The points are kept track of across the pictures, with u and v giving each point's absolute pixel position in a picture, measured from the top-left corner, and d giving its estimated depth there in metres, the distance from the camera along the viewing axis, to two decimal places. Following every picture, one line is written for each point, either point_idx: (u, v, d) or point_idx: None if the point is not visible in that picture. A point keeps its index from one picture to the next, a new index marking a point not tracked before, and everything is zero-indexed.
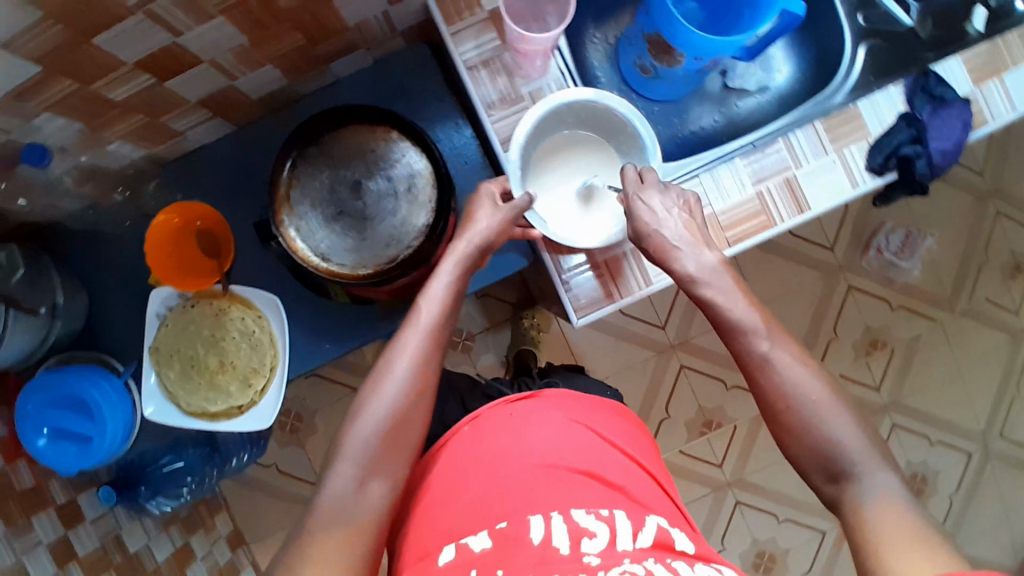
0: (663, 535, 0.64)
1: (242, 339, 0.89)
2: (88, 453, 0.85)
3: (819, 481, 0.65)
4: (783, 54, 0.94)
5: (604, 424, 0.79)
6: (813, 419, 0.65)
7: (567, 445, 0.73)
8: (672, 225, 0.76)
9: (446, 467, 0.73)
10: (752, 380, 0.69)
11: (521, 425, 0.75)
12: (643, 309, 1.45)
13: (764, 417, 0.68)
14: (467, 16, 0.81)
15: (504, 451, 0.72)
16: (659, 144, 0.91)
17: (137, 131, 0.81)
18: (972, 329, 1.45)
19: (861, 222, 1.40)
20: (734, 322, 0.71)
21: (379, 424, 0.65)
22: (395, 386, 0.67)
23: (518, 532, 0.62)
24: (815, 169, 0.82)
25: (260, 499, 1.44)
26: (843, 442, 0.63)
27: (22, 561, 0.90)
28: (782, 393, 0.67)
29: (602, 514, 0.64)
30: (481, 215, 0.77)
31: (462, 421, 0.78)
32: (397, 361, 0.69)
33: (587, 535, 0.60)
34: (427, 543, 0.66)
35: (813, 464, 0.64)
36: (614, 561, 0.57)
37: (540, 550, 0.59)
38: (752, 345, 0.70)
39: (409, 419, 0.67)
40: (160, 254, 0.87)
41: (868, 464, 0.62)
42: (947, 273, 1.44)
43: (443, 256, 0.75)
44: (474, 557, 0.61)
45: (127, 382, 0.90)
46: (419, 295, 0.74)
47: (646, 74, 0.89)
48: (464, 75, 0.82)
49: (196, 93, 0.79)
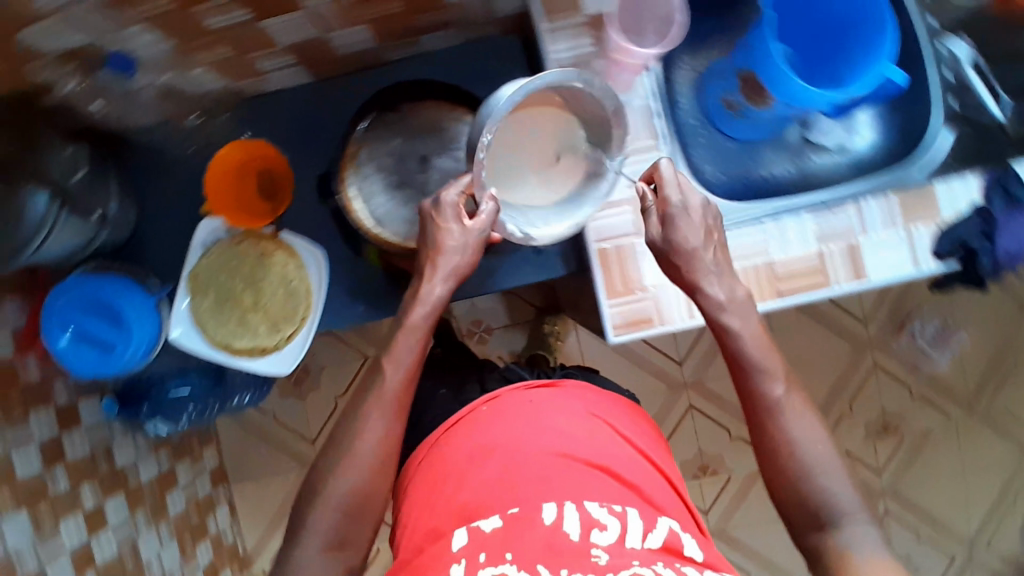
0: (672, 539, 0.68)
1: (281, 284, 0.90)
2: (107, 360, 0.85)
3: (805, 526, 0.71)
4: (871, 117, 0.92)
5: (623, 422, 0.82)
6: (813, 464, 0.71)
7: (581, 437, 0.76)
8: (708, 250, 0.75)
9: (459, 444, 0.77)
10: (761, 420, 0.74)
11: (538, 413, 0.78)
12: (665, 341, 1.44)
13: (764, 456, 0.74)
14: (569, 16, 0.80)
15: (522, 439, 0.75)
16: (727, 181, 0.90)
17: (222, 62, 0.80)
18: (985, 434, 1.43)
19: (900, 304, 1.38)
20: (751, 361, 0.74)
21: (344, 494, 0.74)
22: (358, 458, 0.74)
23: (530, 515, 0.67)
24: (882, 240, 0.81)
25: (257, 445, 1.50)
26: (835, 493, 0.70)
27: (11, 453, 0.93)
28: (789, 439, 0.72)
29: (613, 509, 0.68)
30: (449, 239, 0.77)
31: (479, 401, 0.82)
32: (363, 432, 0.75)
33: (598, 526, 0.66)
34: (438, 519, 0.71)
35: (805, 515, 0.71)
36: (623, 561, 0.63)
37: (548, 532, 0.65)
38: (767, 387, 0.74)
39: (374, 483, 0.75)
40: (217, 184, 0.89)
41: (855, 516, 0.69)
42: (973, 374, 1.42)
43: (413, 303, 0.79)
44: (484, 537, 0.66)
45: (161, 300, 0.91)
46: (386, 354, 0.79)
47: (731, 110, 0.87)
48: (553, 73, 0.81)
49: (288, 37, 0.78)
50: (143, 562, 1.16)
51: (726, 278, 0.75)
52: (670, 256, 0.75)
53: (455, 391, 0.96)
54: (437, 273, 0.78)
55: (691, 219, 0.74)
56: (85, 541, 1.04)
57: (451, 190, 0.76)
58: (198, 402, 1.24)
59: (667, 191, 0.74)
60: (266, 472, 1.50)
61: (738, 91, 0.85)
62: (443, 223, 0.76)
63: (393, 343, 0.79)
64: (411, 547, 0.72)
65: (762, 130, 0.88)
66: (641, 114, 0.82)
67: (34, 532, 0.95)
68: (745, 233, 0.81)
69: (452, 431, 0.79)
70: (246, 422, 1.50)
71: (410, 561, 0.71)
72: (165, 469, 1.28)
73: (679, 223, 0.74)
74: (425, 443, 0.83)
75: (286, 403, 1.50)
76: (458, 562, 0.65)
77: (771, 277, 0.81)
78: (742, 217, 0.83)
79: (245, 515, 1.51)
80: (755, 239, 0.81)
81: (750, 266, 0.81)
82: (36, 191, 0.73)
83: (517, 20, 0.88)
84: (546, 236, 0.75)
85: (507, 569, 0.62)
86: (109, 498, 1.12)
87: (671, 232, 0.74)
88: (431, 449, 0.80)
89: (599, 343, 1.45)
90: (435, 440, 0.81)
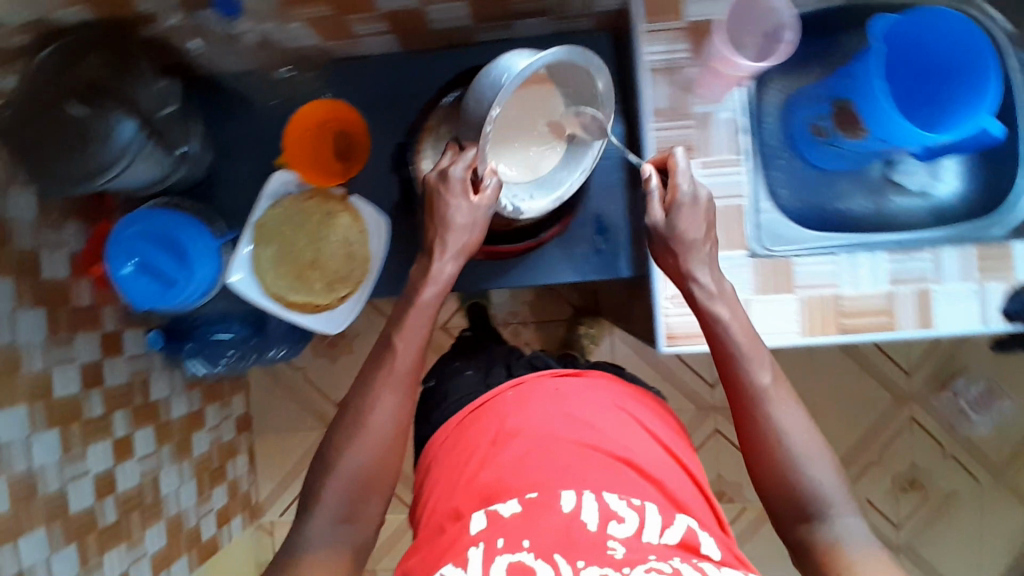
0: (690, 535, 0.66)
1: (342, 245, 0.91)
2: (166, 294, 0.87)
3: (790, 518, 0.69)
4: (959, 167, 0.88)
5: (652, 420, 0.79)
6: (800, 454, 0.68)
7: (608, 428, 0.74)
8: (707, 243, 0.74)
9: (484, 426, 0.77)
10: (747, 409, 0.71)
11: (566, 402, 0.77)
12: (701, 362, 1.43)
13: (751, 446, 0.71)
14: (669, 19, 0.79)
15: (547, 425, 0.73)
16: (801, 207, 0.88)
17: (319, 21, 0.81)
18: (1014, 507, 1.38)
19: (949, 361, 1.35)
20: (735, 349, 0.72)
21: (356, 465, 0.73)
22: (368, 431, 0.73)
23: (549, 502, 0.65)
24: (955, 291, 0.80)
25: (285, 399, 1.55)
26: (822, 484, 0.67)
27: (50, 371, 0.98)
28: (775, 429, 0.69)
29: (633, 501, 0.66)
30: (457, 215, 0.75)
31: (506, 385, 0.82)
32: (373, 410, 0.74)
33: (616, 518, 0.64)
34: (460, 500, 0.70)
35: (788, 507, 0.68)
36: (639, 556, 0.61)
37: (566, 520, 0.63)
38: (751, 374, 0.71)
39: (386, 459, 0.74)
40: (297, 137, 0.91)
41: (842, 507, 0.67)
42: (1014, 444, 1.37)
43: (423, 281, 0.77)
44: (503, 522, 0.65)
45: (226, 244, 0.93)
46: (396, 330, 0.77)
47: (818, 136, 0.87)
48: (643, 75, 0.80)
49: (387, 5, 0.79)
50: (161, 496, 1.20)
51: (715, 268, 0.75)
52: (668, 241, 0.74)
53: (481, 374, 0.94)
54: (449, 250, 0.76)
55: (694, 209, 0.73)
56: (110, 467, 1.08)
57: (457, 166, 0.74)
58: (239, 348, 1.27)
59: (679, 179, 0.73)
60: (290, 428, 1.56)
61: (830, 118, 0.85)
62: (451, 198, 0.75)
63: (403, 318, 0.77)
64: (434, 525, 0.72)
65: (845, 162, 0.88)
66: (727, 128, 0.80)
67: (62, 451, 0.99)
68: (818, 263, 0.80)
69: (478, 414, 0.79)
70: (278, 374, 1.55)
71: (432, 541, 0.70)
72: (195, 408, 1.33)
73: (679, 211, 0.73)
74: (447, 427, 0.82)
75: (317, 363, 1.54)
76: (476, 546, 0.63)
77: (832, 310, 0.80)
78: (815, 245, 0.82)
79: (263, 465, 1.57)
80: (825, 270, 0.80)
81: (817, 296, 0.80)
82: (123, 118, 0.76)
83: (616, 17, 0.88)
84: (535, 208, 0.79)
85: (524, 557, 0.60)
86: (139, 429, 1.16)
87: (671, 218, 0.73)
88: (456, 430, 0.80)
89: (633, 352, 1.45)
90: (459, 421, 0.81)
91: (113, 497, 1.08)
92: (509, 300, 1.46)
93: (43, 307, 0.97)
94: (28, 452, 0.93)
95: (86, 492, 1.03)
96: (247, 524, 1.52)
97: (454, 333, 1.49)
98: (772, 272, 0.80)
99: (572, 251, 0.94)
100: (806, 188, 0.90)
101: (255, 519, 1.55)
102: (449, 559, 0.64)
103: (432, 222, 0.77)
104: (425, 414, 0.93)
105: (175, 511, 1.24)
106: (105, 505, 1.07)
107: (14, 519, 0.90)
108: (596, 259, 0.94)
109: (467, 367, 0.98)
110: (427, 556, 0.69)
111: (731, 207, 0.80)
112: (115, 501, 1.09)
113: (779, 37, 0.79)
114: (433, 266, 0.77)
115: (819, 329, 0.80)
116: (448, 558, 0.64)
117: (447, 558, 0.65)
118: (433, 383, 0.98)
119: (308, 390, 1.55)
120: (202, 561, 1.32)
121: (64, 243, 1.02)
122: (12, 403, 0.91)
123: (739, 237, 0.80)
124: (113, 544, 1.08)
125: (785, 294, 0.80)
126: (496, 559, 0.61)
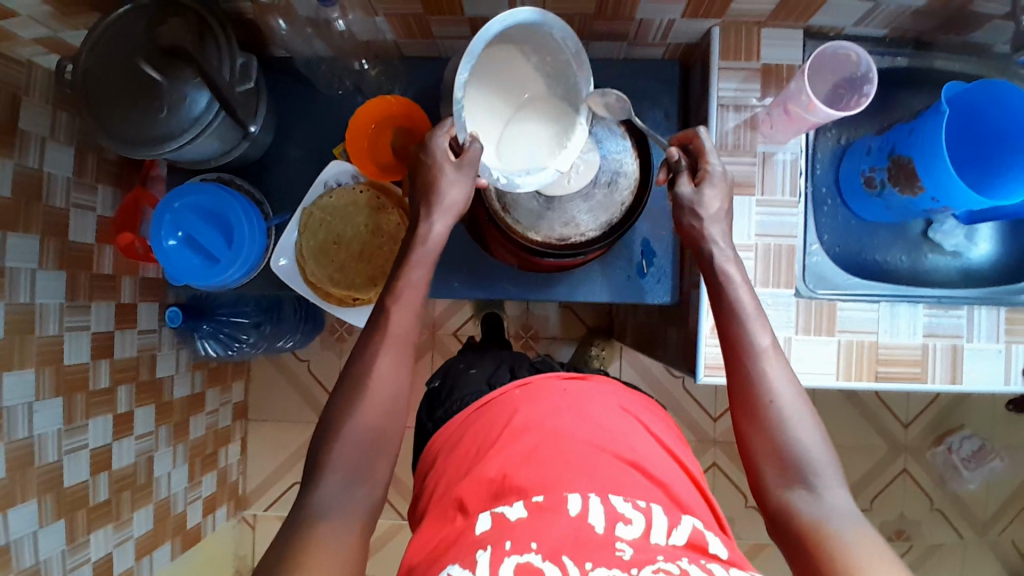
0: (697, 537, 0.60)
1: (387, 241, 0.90)
2: (205, 272, 0.86)
3: (776, 482, 0.63)
4: (994, 232, 0.92)
5: (660, 428, 0.75)
6: (790, 419, 0.64)
7: (614, 429, 0.69)
8: (718, 224, 0.72)
9: (491, 420, 0.72)
10: (743, 368, 0.67)
11: (579, 401, 0.72)
12: (708, 397, 1.47)
13: (743, 412, 0.66)
14: (743, 60, 0.84)
15: (555, 418, 0.69)
16: (839, 254, 0.92)
17: (406, 15, 0.82)
18: (990, 564, 1.43)
19: (943, 417, 1.41)
20: (725, 312, 0.69)
21: (364, 437, 0.64)
22: (378, 406, 0.65)
23: (555, 506, 0.59)
24: (983, 352, 0.84)
25: (283, 391, 1.53)
26: (811, 447, 0.63)
27: (63, 336, 0.92)
28: (765, 388, 0.65)
29: (639, 503, 0.60)
30: (453, 183, 0.68)
31: (512, 384, 0.76)
32: (379, 380, 0.66)
33: (623, 520, 0.58)
34: (465, 490, 0.65)
35: (776, 464, 0.63)
36: (647, 556, 0.55)
37: (574, 524, 0.58)
38: (749, 334, 0.67)
39: (396, 435, 0.66)
40: (360, 128, 0.88)
41: (828, 473, 0.62)
42: (999, 503, 1.42)
43: (436, 248, 0.71)
44: (508, 525, 0.58)
45: (271, 229, 0.93)
46: (415, 293, 0.70)
47: (869, 187, 0.90)
48: (713, 108, 0.84)
49: (476, 9, 0.80)
50: (153, 477, 1.14)
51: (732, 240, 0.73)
52: (694, 204, 0.71)
53: (487, 371, 0.90)
54: (441, 202, 0.69)
55: (712, 198, 0.71)
56: (108, 443, 1.02)
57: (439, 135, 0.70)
58: (253, 333, 1.26)
59: (709, 160, 0.72)
60: (287, 420, 1.53)
61: (884, 169, 0.88)
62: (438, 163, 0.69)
63: (415, 290, 0.69)
64: (440, 511, 0.66)
65: (891, 216, 0.91)
66: (787, 169, 0.84)
67: (64, 420, 0.93)
68: (859, 308, 0.83)
69: (485, 410, 0.74)
70: (281, 364, 1.53)
71: (434, 529, 0.65)
72: (197, 390, 1.28)
73: (709, 185, 0.71)
74: (452, 424, 0.77)
75: (323, 358, 1.52)
76: (482, 548, 0.57)
77: (869, 357, 0.83)
78: (858, 292, 0.85)
79: (254, 456, 1.53)
80: (867, 318, 0.83)
81: (856, 340, 0.83)
82: (196, 90, 0.77)
83: (687, 49, 0.91)
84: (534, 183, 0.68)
85: (532, 559, 0.54)
86: (141, 405, 1.11)
87: (700, 190, 0.71)
88: (460, 428, 0.75)
89: (640, 377, 1.46)
90: (464, 419, 0.76)
91: (107, 473, 1.02)
92: (524, 314, 1.45)
93: (63, 271, 0.92)
94: (29, 419, 0.87)
95: (82, 466, 0.96)
96: (232, 514, 1.47)
97: (464, 341, 1.46)
98: (815, 313, 0.83)
99: (613, 272, 0.93)
100: (847, 236, 0.93)
101: (239, 510, 1.51)
102: (452, 558, 0.58)
103: (422, 186, 0.71)
104: (431, 410, 0.88)
105: (165, 494, 1.18)
106: (99, 481, 1.00)
107: (9, 485, 0.84)
108: (639, 283, 0.93)
109: (473, 366, 0.92)
110: (430, 546, 0.63)
111: (783, 245, 0.83)
112: (109, 479, 1.02)
113: (860, 89, 0.79)
114: (424, 224, 0.70)
115: (854, 375, 0.83)
116: (451, 557, 0.58)
117: (449, 557, 0.59)
118: (438, 382, 0.92)
119: (311, 382, 1.53)
120: (184, 548, 1.27)
121: (92, 206, 0.98)
122: (23, 366, 0.86)
123: (787, 276, 0.83)
124: (102, 523, 1.01)
125: (826, 335, 0.83)
126: (504, 561, 0.54)
